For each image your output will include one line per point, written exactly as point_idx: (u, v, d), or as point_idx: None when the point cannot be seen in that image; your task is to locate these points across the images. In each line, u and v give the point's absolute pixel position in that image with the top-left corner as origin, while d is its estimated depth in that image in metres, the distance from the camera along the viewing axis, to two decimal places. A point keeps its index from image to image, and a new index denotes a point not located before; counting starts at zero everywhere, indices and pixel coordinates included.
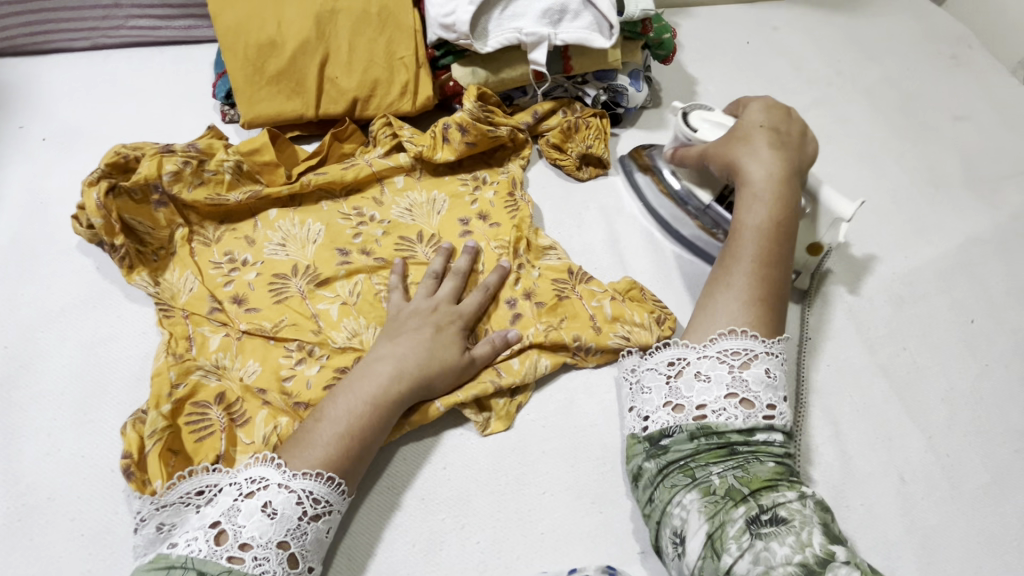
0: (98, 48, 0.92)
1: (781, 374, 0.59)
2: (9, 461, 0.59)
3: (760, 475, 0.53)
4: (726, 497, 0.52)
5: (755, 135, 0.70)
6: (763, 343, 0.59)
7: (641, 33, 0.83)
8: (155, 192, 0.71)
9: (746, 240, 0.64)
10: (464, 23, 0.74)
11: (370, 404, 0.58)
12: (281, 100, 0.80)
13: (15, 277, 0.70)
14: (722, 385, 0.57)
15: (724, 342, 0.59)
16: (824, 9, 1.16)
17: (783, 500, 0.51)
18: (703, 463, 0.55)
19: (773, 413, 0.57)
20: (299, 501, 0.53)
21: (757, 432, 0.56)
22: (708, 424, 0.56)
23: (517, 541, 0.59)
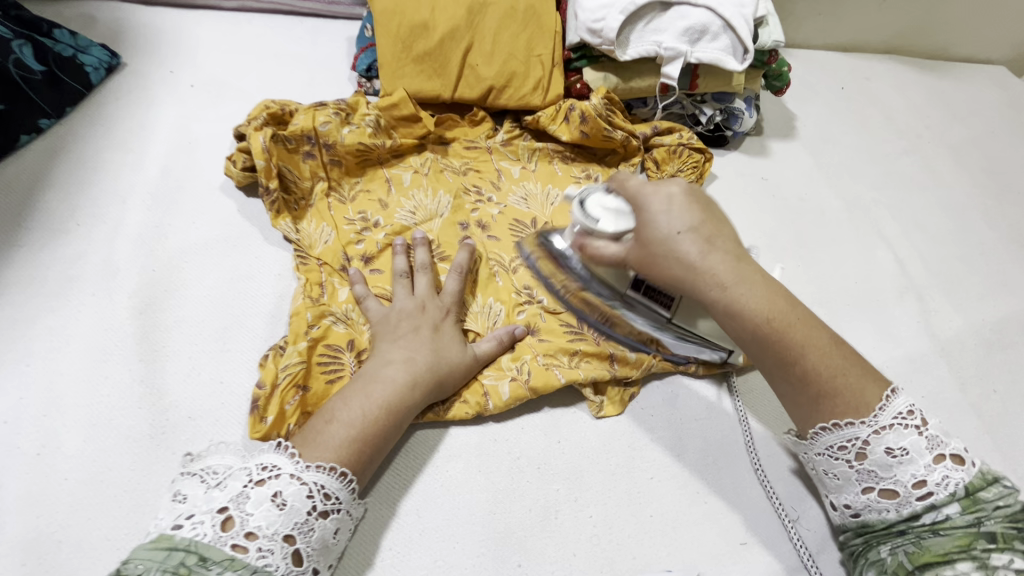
0: (244, 10, 0.97)
1: (912, 442, 0.50)
2: (154, 377, 0.61)
3: (935, 547, 0.48)
4: (893, 573, 0.50)
5: (680, 242, 0.50)
6: (868, 427, 0.51)
7: (766, 62, 0.87)
8: (306, 144, 0.76)
9: (755, 351, 0.52)
10: (612, 31, 0.79)
11: (384, 408, 0.57)
12: (422, 79, 0.84)
13: (164, 208, 0.73)
14: (852, 480, 0.53)
15: (825, 438, 0.53)
16: (914, 67, 1.22)
17: (955, 575, 0.46)
18: (875, 542, 0.53)
19: (925, 489, 0.49)
20: (310, 495, 0.50)
21: (920, 514, 0.50)
22: (867, 522, 0.53)
23: (628, 520, 0.61)
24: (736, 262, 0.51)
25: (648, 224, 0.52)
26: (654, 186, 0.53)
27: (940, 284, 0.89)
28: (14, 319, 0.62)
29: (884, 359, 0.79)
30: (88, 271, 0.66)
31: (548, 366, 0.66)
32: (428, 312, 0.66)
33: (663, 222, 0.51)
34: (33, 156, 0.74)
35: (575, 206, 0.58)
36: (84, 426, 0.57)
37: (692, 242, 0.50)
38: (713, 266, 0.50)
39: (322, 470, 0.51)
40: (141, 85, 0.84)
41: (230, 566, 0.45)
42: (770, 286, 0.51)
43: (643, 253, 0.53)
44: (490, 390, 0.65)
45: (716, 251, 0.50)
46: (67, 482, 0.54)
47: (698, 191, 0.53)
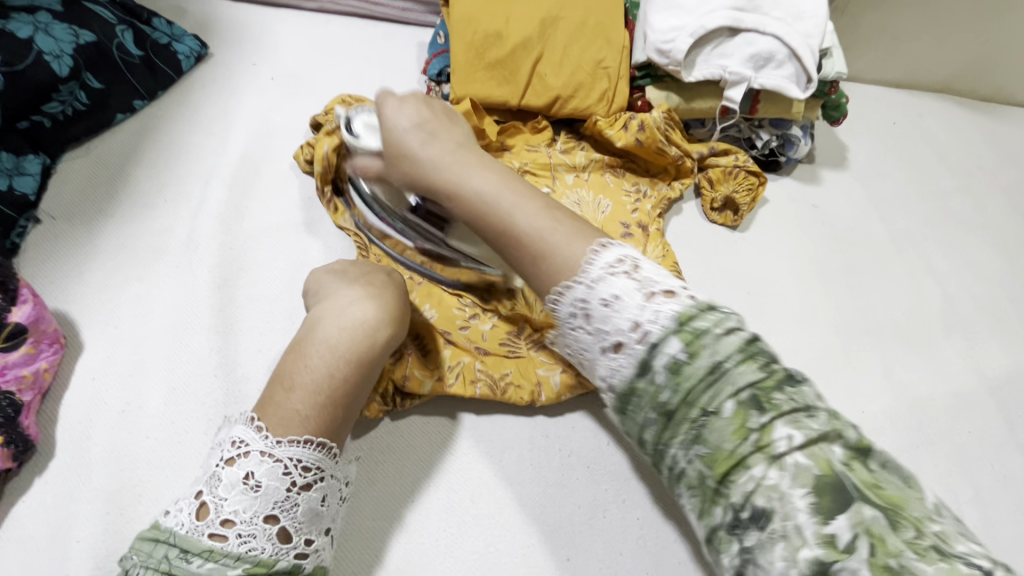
0: (323, 11, 1.02)
1: (624, 287, 0.49)
2: (229, 347, 0.64)
3: (722, 442, 0.42)
4: (700, 485, 0.43)
5: (404, 143, 0.60)
6: (583, 283, 0.51)
7: (827, 92, 0.89)
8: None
9: (483, 221, 0.56)
10: (680, 53, 0.81)
11: (348, 358, 0.53)
12: (492, 85, 0.87)
13: (243, 191, 0.77)
14: (597, 346, 0.50)
15: (569, 297, 0.51)
16: (966, 107, 1.22)
17: (754, 476, 0.40)
18: (663, 444, 0.45)
19: (642, 330, 0.47)
20: (287, 473, 0.49)
21: (650, 361, 0.46)
22: (625, 396, 0.47)
23: (674, 526, 0.62)
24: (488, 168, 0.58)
25: (387, 132, 0.61)
26: (398, 100, 0.63)
27: (988, 322, 0.89)
28: (104, 284, 0.66)
29: (930, 392, 0.80)
30: (173, 244, 0.70)
31: None
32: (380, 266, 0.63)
33: (394, 124, 0.61)
34: (126, 134, 0.79)
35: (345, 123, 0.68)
36: (166, 388, 0.60)
37: (487, 171, 0.57)
38: (425, 150, 0.60)
39: (304, 445, 0.50)
40: (226, 74, 0.89)
41: (211, 557, 0.45)
42: (495, 172, 0.57)
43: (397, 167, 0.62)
44: (543, 380, 0.66)
45: (435, 145, 0.59)
46: (148, 440, 0.57)
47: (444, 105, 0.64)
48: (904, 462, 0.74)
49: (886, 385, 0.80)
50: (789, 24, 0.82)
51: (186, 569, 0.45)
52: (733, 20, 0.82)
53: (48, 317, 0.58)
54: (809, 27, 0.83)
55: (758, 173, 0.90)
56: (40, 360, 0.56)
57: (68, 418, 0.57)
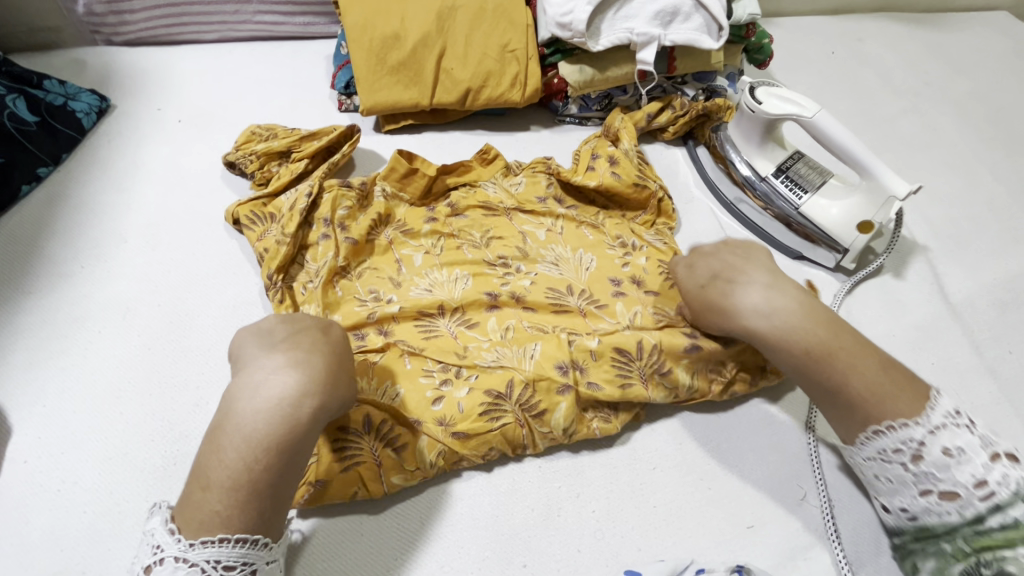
0: (224, 41, 0.99)
1: (966, 441, 0.52)
2: (163, 407, 0.63)
3: (995, 534, 0.51)
4: (951, 555, 0.53)
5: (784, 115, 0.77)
6: (920, 427, 0.52)
7: (743, 37, 0.86)
8: (322, 226, 0.73)
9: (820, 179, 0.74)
10: (581, 23, 0.78)
11: (273, 448, 0.49)
12: (399, 89, 0.85)
13: (161, 244, 0.76)
14: (907, 485, 0.54)
15: (879, 442, 0.54)
16: (907, 23, 1.18)
17: (1011, 555, 0.50)
18: (936, 533, 0.54)
19: (989, 489, 0.51)
20: (205, 573, 0.47)
21: (987, 516, 0.51)
22: (923, 525, 0.54)
23: (631, 512, 0.61)
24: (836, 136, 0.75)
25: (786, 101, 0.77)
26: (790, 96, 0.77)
27: (948, 246, 0.85)
28: (27, 363, 0.65)
29: (888, 330, 0.76)
30: (93, 311, 0.69)
31: (587, 412, 0.64)
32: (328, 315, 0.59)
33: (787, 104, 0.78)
34: (34, 205, 0.77)
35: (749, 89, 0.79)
36: (99, 459, 0.60)
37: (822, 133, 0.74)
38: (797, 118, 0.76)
39: (270, 531, 0.49)
40: (132, 125, 0.87)
41: None
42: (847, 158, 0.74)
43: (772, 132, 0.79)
44: (529, 443, 0.62)
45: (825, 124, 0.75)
46: (86, 514, 0.57)
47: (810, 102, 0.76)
48: None
49: None
50: None
51: None
52: None
53: None
54: None
55: (722, 105, 0.87)
56: None
57: (4, 505, 0.57)
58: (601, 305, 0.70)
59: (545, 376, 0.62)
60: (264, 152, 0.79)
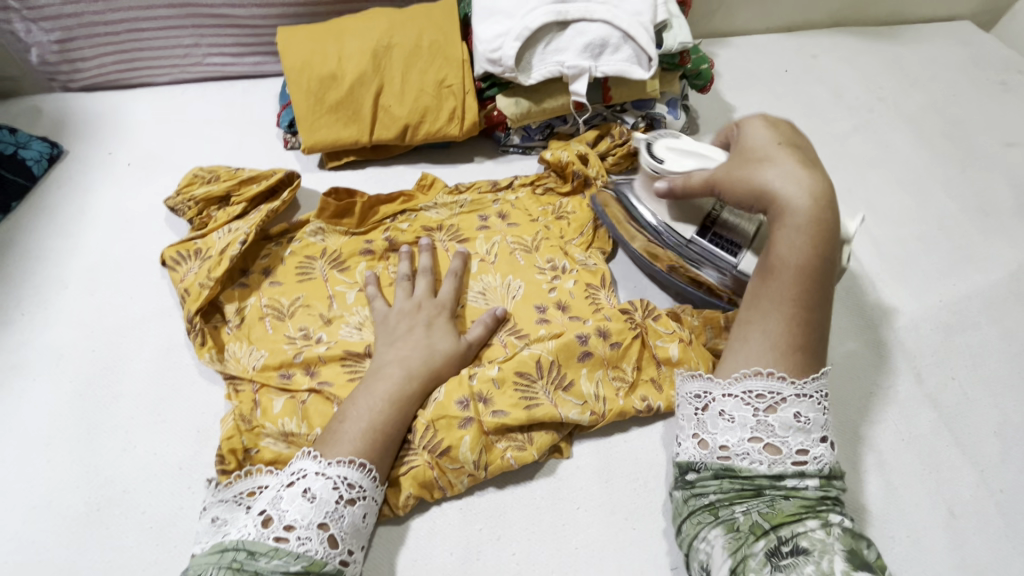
0: (178, 82, 1.01)
1: (815, 416, 0.55)
2: (90, 454, 0.65)
3: (785, 509, 0.52)
4: (749, 532, 0.51)
5: (776, 156, 0.62)
6: (791, 384, 0.55)
7: (679, 64, 0.86)
8: (251, 275, 0.78)
9: (783, 282, 0.57)
10: (510, 58, 0.79)
11: (389, 402, 0.62)
12: (339, 128, 0.86)
13: (102, 288, 0.77)
14: (745, 427, 0.55)
15: (748, 382, 0.56)
16: (863, 37, 1.17)
17: (804, 530, 0.50)
18: (728, 502, 0.55)
19: (805, 458, 0.54)
20: (335, 487, 0.56)
21: (787, 474, 0.54)
22: (732, 467, 0.55)
23: (551, 554, 0.60)
24: (801, 168, 0.60)
25: (750, 136, 0.65)
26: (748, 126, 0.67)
27: (894, 268, 0.84)
28: None
29: (828, 357, 0.75)
30: (30, 358, 0.71)
31: (502, 447, 0.64)
32: (421, 310, 0.71)
33: (756, 137, 0.65)
34: None
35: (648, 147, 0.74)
36: (22, 508, 0.61)
37: (799, 177, 0.60)
38: (787, 154, 0.62)
39: (347, 465, 0.57)
40: (82, 170, 0.89)
41: (275, 555, 0.51)
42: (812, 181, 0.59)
43: (742, 164, 0.63)
44: (446, 485, 0.62)
45: (812, 171, 0.60)
46: (7, 564, 0.58)
47: (801, 136, 0.66)
48: None
49: None
50: (615, 6, 0.79)
51: (257, 567, 0.51)
52: (557, 14, 0.79)
53: None
54: (637, 5, 0.79)
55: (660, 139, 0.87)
56: None
57: None
58: (521, 334, 0.72)
59: (444, 414, 0.63)
60: (203, 195, 0.81)
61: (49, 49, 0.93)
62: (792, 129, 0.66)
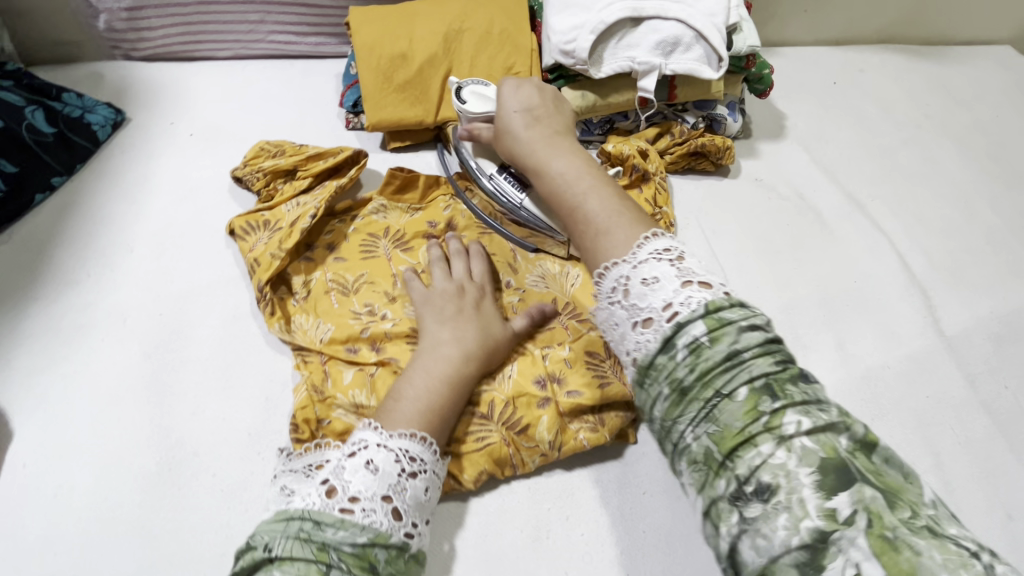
0: (238, 57, 1.02)
1: (664, 271, 0.49)
2: (160, 415, 0.65)
3: (732, 424, 0.40)
4: (707, 463, 0.41)
5: (507, 121, 0.69)
6: (627, 264, 0.51)
7: (744, 67, 0.87)
8: (314, 250, 0.78)
9: (562, 198, 0.60)
10: (584, 51, 0.80)
11: (446, 383, 0.61)
12: (405, 107, 0.87)
13: (167, 253, 0.77)
14: (640, 319, 0.48)
15: (613, 273, 0.52)
16: (909, 55, 1.20)
17: (761, 458, 0.39)
18: (675, 422, 0.43)
19: (673, 310, 0.46)
20: (398, 460, 0.54)
21: (674, 338, 0.45)
22: (642, 366, 0.47)
23: (620, 537, 0.61)
24: (546, 133, 0.66)
25: (500, 104, 0.70)
26: (510, 86, 0.71)
27: (945, 278, 0.86)
28: (30, 367, 0.66)
29: (883, 361, 0.76)
30: (97, 318, 0.71)
31: (574, 429, 0.65)
32: (467, 292, 0.70)
33: (512, 102, 0.69)
34: (46, 212, 0.80)
35: (455, 91, 0.78)
36: (94, 465, 0.61)
37: (518, 123, 0.68)
38: (519, 121, 0.68)
39: (407, 437, 0.56)
40: (144, 138, 0.89)
41: (342, 526, 0.49)
42: (579, 160, 0.62)
43: (500, 142, 0.70)
44: (519, 462, 0.63)
45: (537, 128, 0.67)
46: (82, 519, 0.58)
47: (553, 96, 0.71)
48: None
49: (837, 358, 0.77)
50: (690, 6, 0.81)
51: (324, 537, 0.48)
52: (634, 10, 0.80)
53: None
54: (712, 6, 0.81)
55: (720, 146, 0.90)
56: None
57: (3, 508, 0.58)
58: (583, 320, 0.73)
59: (524, 392, 0.66)
60: (273, 165, 0.81)
61: (117, 16, 0.93)
62: (540, 87, 0.71)
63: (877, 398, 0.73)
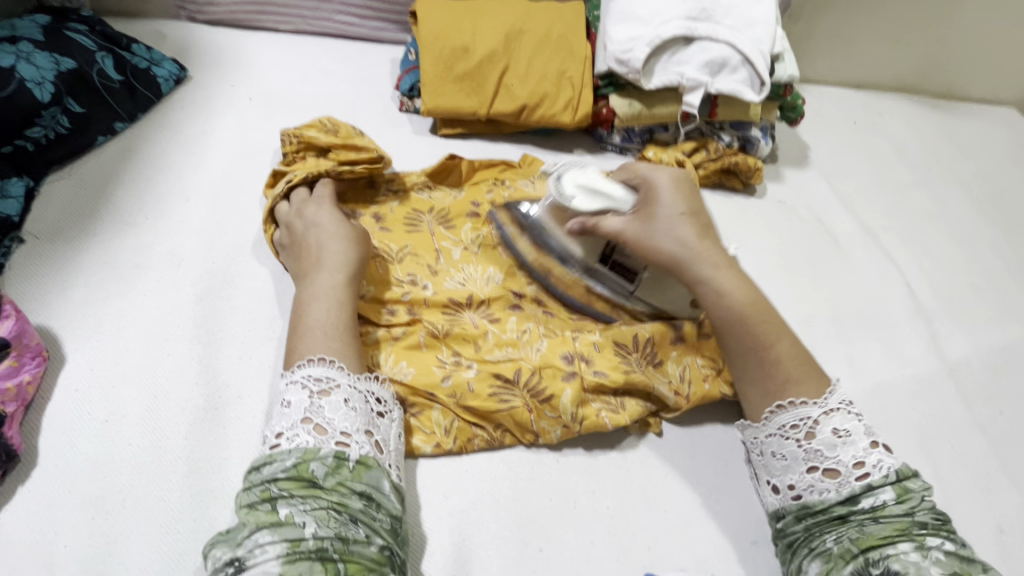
0: (298, 32, 1.05)
1: (853, 426, 0.60)
2: (209, 356, 0.66)
3: (878, 533, 0.54)
4: (840, 556, 0.55)
5: (671, 226, 0.70)
6: (817, 407, 0.62)
7: (781, 95, 0.94)
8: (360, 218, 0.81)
9: (733, 331, 0.67)
10: (638, 61, 0.85)
11: (329, 299, 0.64)
12: (461, 97, 0.91)
13: (223, 205, 0.80)
14: (799, 461, 0.61)
15: (779, 418, 0.63)
16: (923, 105, 1.28)
17: (896, 553, 0.53)
18: (819, 533, 0.58)
19: (866, 470, 0.58)
20: (305, 387, 0.57)
21: (860, 497, 0.57)
22: (806, 504, 0.59)
23: (643, 513, 0.64)
24: (698, 240, 0.70)
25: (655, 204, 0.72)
26: (665, 183, 0.74)
27: (949, 309, 0.92)
28: (86, 298, 0.68)
29: (891, 378, 0.81)
30: (153, 260, 0.73)
31: (597, 407, 0.68)
32: (300, 212, 0.74)
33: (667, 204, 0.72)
34: (108, 155, 0.82)
35: (555, 181, 0.75)
36: (144, 396, 0.62)
37: (682, 230, 0.70)
38: (684, 225, 0.70)
39: (312, 363, 0.58)
40: (205, 96, 0.92)
41: (272, 458, 0.53)
42: (730, 272, 0.69)
43: (644, 237, 0.71)
44: (541, 431, 0.66)
45: (709, 239, 0.71)
46: (130, 446, 0.59)
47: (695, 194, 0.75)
48: None
49: (849, 372, 0.82)
50: (739, 31, 0.87)
51: (262, 476, 0.53)
52: (687, 29, 0.86)
53: (30, 332, 0.61)
54: (759, 34, 0.87)
55: (750, 166, 0.96)
56: (23, 373, 0.59)
57: (54, 427, 0.59)
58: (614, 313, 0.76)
59: (551, 364, 0.69)
60: (293, 146, 0.81)
61: None
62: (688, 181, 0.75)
63: (883, 411, 0.78)
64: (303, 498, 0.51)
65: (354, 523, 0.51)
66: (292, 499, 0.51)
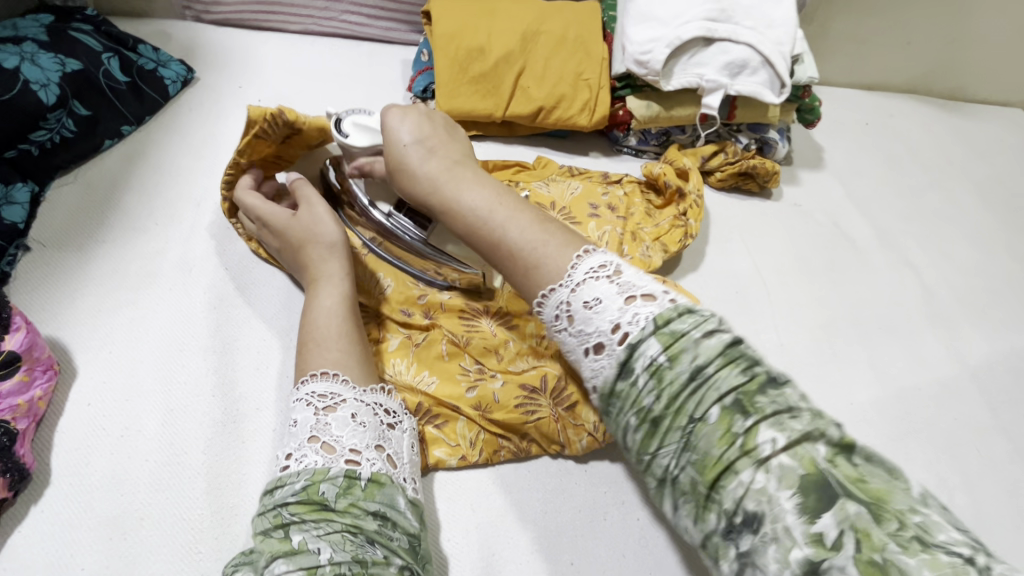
0: (307, 33, 1.03)
1: (604, 292, 0.49)
2: (225, 367, 0.64)
3: (710, 450, 0.40)
4: (692, 493, 0.41)
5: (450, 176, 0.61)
6: (565, 287, 0.52)
7: (799, 96, 0.93)
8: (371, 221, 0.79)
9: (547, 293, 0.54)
10: (658, 63, 0.84)
11: (340, 310, 0.62)
12: (476, 99, 0.89)
13: None
14: (583, 343, 0.49)
15: (555, 297, 0.52)
16: (933, 106, 1.27)
17: (744, 482, 0.38)
18: (650, 453, 0.44)
19: (623, 331, 0.46)
20: (310, 403, 0.55)
21: (629, 363, 0.45)
22: (602, 391, 0.47)
23: (675, 525, 0.63)
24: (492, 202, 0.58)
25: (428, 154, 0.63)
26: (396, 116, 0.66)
27: (968, 312, 0.91)
28: (96, 308, 0.66)
29: (915, 383, 0.80)
30: (164, 267, 0.70)
31: None
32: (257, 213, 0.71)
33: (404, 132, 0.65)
34: (115, 160, 0.80)
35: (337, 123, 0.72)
36: (160, 409, 0.60)
37: (477, 196, 0.59)
38: (463, 174, 0.61)
39: (316, 378, 0.56)
40: (213, 98, 0.90)
41: (280, 481, 0.51)
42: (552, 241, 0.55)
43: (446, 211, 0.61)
44: (567, 442, 0.64)
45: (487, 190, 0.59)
46: (147, 462, 0.57)
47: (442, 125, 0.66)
48: (892, 451, 0.74)
49: (872, 376, 0.81)
50: (760, 32, 0.86)
51: (273, 501, 0.50)
52: (707, 30, 0.85)
53: (42, 344, 0.58)
54: (780, 35, 0.86)
55: (768, 171, 0.94)
56: (35, 388, 0.57)
57: (69, 443, 0.57)
58: None
59: (576, 372, 0.67)
60: (244, 139, 0.68)
61: None
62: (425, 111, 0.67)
63: (908, 416, 0.77)
64: (315, 522, 0.48)
65: (371, 544, 0.47)
66: (305, 525, 0.48)
